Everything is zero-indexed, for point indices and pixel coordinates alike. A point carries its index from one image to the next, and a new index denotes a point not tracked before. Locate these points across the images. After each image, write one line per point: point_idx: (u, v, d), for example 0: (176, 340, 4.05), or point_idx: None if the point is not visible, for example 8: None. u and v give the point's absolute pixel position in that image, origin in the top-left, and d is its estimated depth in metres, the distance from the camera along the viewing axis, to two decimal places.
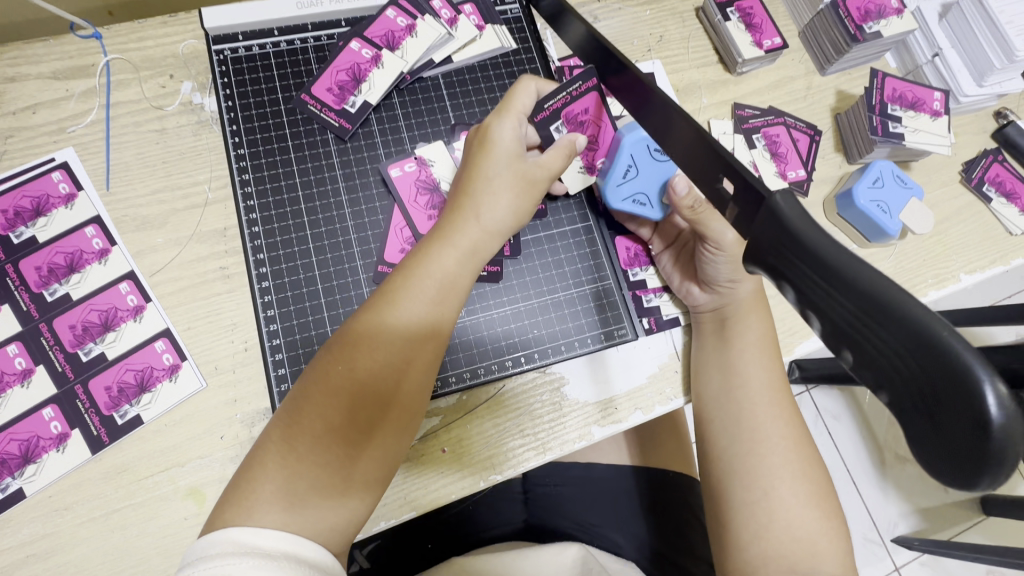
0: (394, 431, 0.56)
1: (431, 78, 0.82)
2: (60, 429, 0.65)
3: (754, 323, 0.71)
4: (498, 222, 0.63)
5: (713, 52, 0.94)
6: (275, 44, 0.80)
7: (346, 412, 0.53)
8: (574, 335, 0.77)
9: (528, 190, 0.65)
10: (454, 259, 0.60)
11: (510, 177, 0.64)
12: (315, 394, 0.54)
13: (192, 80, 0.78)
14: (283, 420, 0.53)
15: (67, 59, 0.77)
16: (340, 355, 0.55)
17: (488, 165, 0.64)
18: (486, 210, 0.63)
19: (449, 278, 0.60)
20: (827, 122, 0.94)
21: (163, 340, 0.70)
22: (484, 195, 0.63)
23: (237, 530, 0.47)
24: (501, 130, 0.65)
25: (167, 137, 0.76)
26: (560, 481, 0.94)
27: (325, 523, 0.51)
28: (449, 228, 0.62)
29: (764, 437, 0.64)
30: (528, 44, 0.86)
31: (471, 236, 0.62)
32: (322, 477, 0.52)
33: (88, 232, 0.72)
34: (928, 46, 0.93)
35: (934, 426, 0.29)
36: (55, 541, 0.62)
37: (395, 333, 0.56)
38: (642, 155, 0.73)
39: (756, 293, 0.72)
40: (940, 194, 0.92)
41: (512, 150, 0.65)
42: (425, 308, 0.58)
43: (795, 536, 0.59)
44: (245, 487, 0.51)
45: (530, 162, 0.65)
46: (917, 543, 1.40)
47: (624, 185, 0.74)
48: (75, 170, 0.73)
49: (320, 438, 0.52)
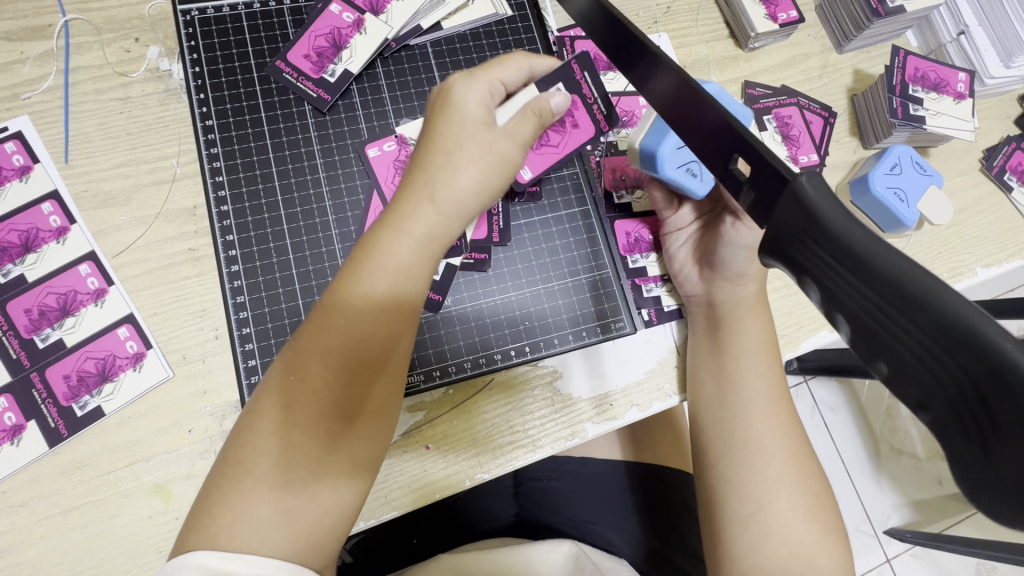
0: (371, 429, 0.51)
1: (418, 46, 0.76)
2: (14, 420, 0.61)
3: (756, 324, 0.66)
4: (457, 200, 0.55)
5: (724, 25, 0.88)
6: (247, 6, 0.74)
7: (312, 420, 0.48)
8: (566, 328, 0.73)
9: (498, 165, 0.57)
10: (409, 249, 0.52)
11: (474, 147, 0.55)
12: (276, 402, 0.49)
13: (158, 44, 0.72)
14: (244, 435, 0.49)
15: (23, 19, 0.70)
16: (297, 359, 0.50)
17: (445, 134, 0.56)
18: (442, 187, 0.54)
19: (406, 268, 0.52)
20: (842, 104, 0.88)
21: (126, 326, 0.65)
22: (442, 169, 0.54)
23: (205, 554, 0.44)
24: (463, 91, 0.58)
25: (132, 106, 0.70)
26: (553, 475, 0.91)
27: (310, 538, 0.48)
28: (400, 213, 0.53)
29: (765, 445, 0.60)
30: (525, 11, 0.80)
31: (427, 221, 0.53)
32: (298, 489, 0.48)
33: (45, 209, 0.66)
34: (953, 23, 0.88)
35: (986, 455, 0.26)
36: (10, 540, 0.58)
37: (351, 329, 0.50)
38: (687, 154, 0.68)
39: (758, 297, 0.68)
40: (959, 182, 0.87)
41: (475, 116, 0.57)
42: (382, 302, 0.51)
43: (794, 550, 0.55)
44: (212, 507, 0.47)
45: (499, 131, 0.58)
46: (909, 535, 1.36)
47: (680, 151, 0.67)
48: (30, 140, 0.67)
49: (284, 451, 0.48)
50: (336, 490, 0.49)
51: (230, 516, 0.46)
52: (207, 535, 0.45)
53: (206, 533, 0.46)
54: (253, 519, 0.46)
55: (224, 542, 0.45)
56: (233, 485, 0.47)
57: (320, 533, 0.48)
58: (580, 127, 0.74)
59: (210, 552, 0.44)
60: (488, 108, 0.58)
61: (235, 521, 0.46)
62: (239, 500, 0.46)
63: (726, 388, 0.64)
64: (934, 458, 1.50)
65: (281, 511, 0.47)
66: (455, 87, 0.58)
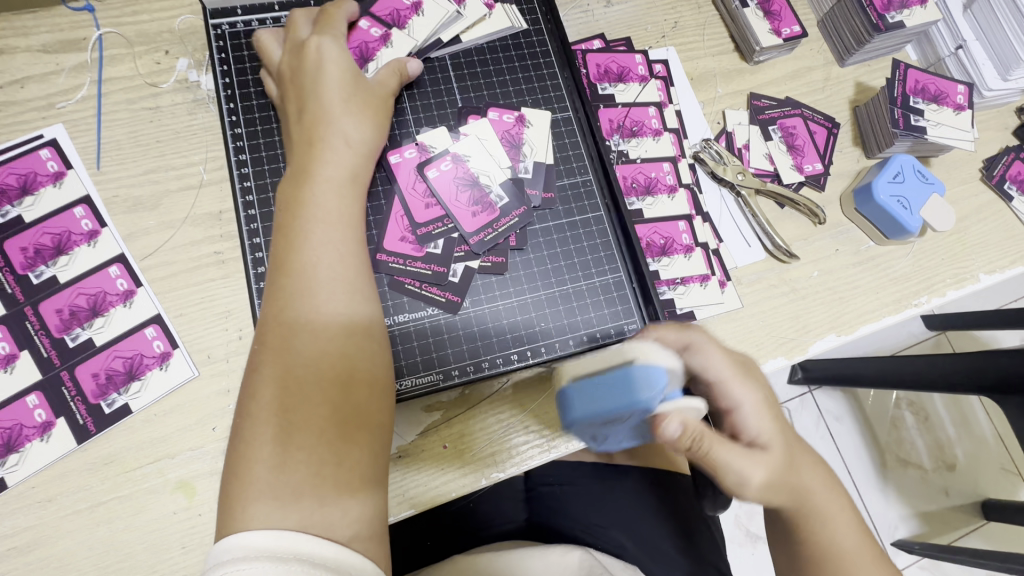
0: (362, 377, 0.54)
1: (438, 59, 0.79)
2: (45, 417, 0.63)
3: (750, 389, 0.59)
4: (359, 140, 0.64)
5: (729, 40, 0.91)
6: (275, 20, 0.76)
7: (309, 384, 0.51)
8: (583, 329, 0.73)
9: (379, 110, 0.68)
10: (333, 197, 0.59)
11: (355, 100, 0.66)
12: (272, 382, 0.51)
13: (188, 57, 0.75)
14: (247, 420, 0.50)
15: (59, 32, 0.73)
16: (278, 334, 0.53)
17: (322, 94, 0.64)
18: (348, 133, 0.64)
19: (334, 211, 0.59)
20: (845, 115, 0.91)
21: (153, 326, 0.67)
22: (339, 121, 0.64)
23: (250, 535, 0.44)
24: (323, 52, 0.66)
25: (162, 115, 0.73)
26: (566, 480, 0.92)
27: (341, 518, 0.47)
28: (308, 165, 0.61)
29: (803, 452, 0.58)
30: (540, 25, 0.83)
31: (338, 161, 0.62)
32: (312, 447, 0.49)
33: (77, 213, 0.68)
34: (951, 38, 0.91)
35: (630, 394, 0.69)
36: (38, 534, 0.60)
37: (315, 285, 0.55)
38: (596, 425, 0.60)
39: (740, 363, 0.61)
40: (960, 191, 0.89)
41: (337, 71, 0.66)
42: (326, 245, 0.56)
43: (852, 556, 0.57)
44: (237, 495, 0.47)
45: (370, 83, 0.69)
46: (918, 548, 1.36)
47: (610, 437, 0.65)
48: (64, 147, 0.70)
49: (291, 418, 0.49)
50: (354, 472, 0.50)
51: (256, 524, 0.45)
52: (237, 515, 0.46)
53: (237, 517, 0.46)
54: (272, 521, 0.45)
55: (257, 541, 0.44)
56: (247, 467, 0.48)
57: (352, 476, 0.49)
58: (473, 219, 0.73)
59: (252, 530, 0.45)
60: (347, 67, 0.67)
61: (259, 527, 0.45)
62: (258, 475, 0.47)
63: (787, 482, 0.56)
64: (940, 469, 1.51)
65: (298, 510, 0.46)
66: (319, 45, 0.67)
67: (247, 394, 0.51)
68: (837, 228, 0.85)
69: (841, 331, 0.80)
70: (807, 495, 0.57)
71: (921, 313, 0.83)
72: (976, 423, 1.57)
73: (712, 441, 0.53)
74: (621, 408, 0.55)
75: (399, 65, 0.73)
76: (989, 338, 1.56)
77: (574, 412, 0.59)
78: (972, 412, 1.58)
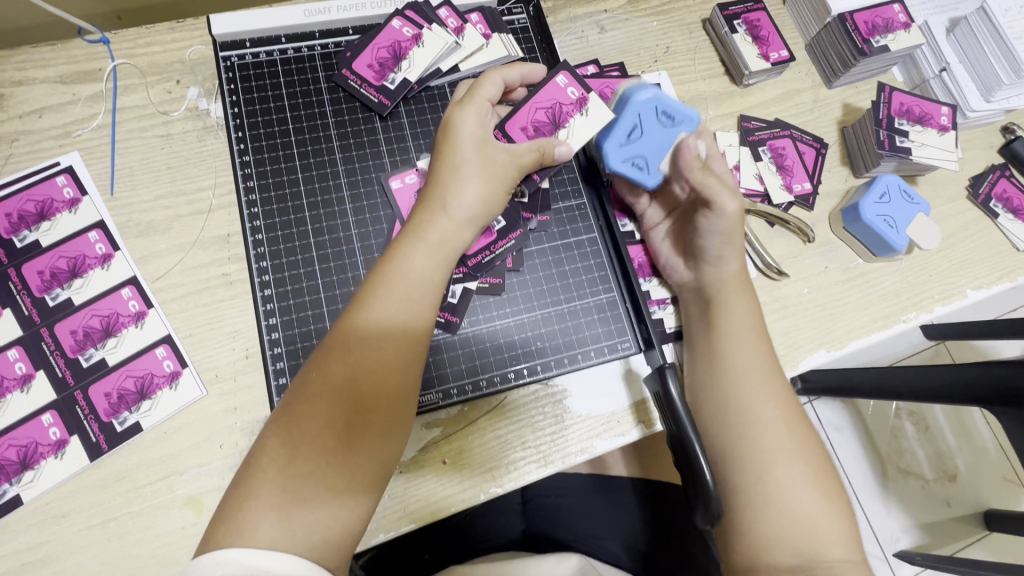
0: (388, 426, 0.56)
1: (438, 87, 0.82)
2: (59, 435, 0.65)
3: (742, 303, 0.70)
4: (468, 210, 0.63)
5: (720, 64, 0.94)
6: (281, 51, 0.80)
7: (330, 413, 0.53)
8: (577, 348, 0.76)
9: (499, 177, 0.65)
10: (421, 253, 0.60)
11: (477, 165, 0.64)
12: (301, 400, 0.54)
13: (198, 86, 0.78)
14: (277, 418, 0.55)
15: (75, 64, 0.77)
16: (324, 357, 0.55)
17: (454, 153, 0.65)
18: (453, 200, 0.63)
19: (421, 272, 0.60)
20: (833, 135, 0.94)
21: (164, 346, 0.69)
22: (452, 187, 0.63)
23: (228, 552, 0.47)
24: (461, 116, 0.66)
25: (173, 143, 0.76)
26: (560, 491, 0.96)
27: (320, 533, 0.50)
28: (418, 223, 0.62)
29: (758, 421, 0.63)
30: (535, 54, 0.86)
31: (442, 229, 0.62)
32: (315, 481, 0.51)
33: (91, 237, 0.71)
34: (935, 60, 0.94)
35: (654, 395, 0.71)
36: (51, 549, 0.62)
37: (372, 333, 0.56)
38: (649, 117, 0.72)
39: (741, 275, 0.71)
40: (947, 209, 0.91)
41: (475, 136, 0.65)
42: (402, 300, 0.58)
43: (797, 519, 0.58)
44: (240, 499, 0.51)
45: (497, 147, 0.66)
46: (918, 557, 1.36)
47: (626, 147, 0.73)
48: (80, 174, 0.73)
49: (309, 444, 0.52)
50: (350, 490, 0.53)
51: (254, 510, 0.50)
52: (234, 526, 0.49)
53: (234, 525, 0.49)
54: (270, 510, 0.50)
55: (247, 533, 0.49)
56: (258, 478, 0.51)
57: (337, 525, 0.52)
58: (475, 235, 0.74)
59: (233, 545, 0.48)
60: (484, 129, 0.67)
61: (258, 514, 0.49)
62: (262, 490, 0.51)
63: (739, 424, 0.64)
64: (940, 479, 1.52)
65: (289, 510, 0.50)
66: (456, 110, 0.66)
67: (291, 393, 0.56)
68: (826, 246, 0.87)
69: (832, 347, 0.82)
70: (751, 425, 0.63)
71: (911, 328, 0.85)
72: (975, 433, 1.58)
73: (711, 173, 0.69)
74: (684, 114, 0.72)
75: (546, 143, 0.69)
76: (987, 348, 1.57)
77: (650, 92, 0.72)
78: (972, 422, 1.58)
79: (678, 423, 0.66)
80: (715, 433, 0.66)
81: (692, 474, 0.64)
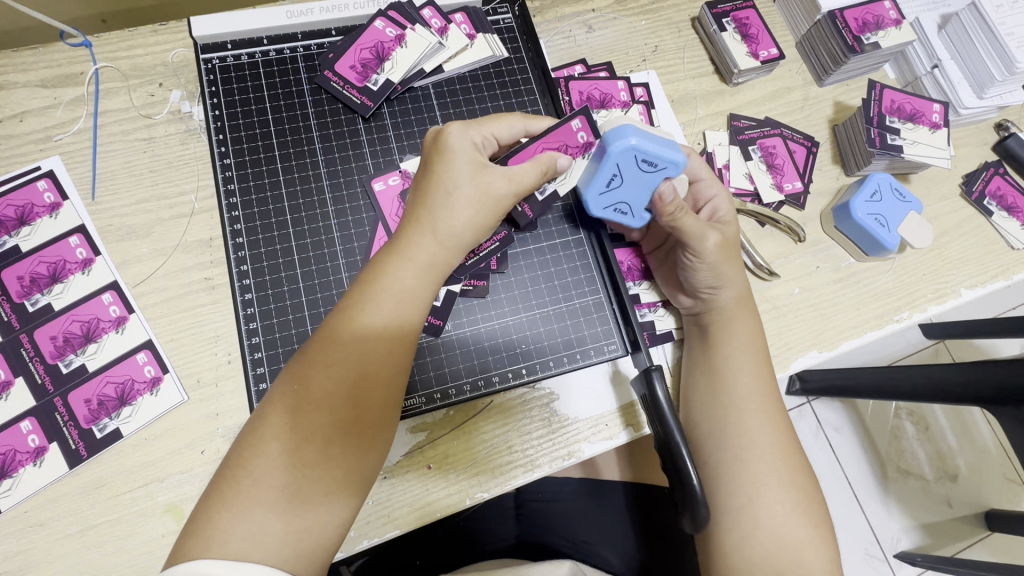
0: (368, 440, 0.55)
1: (421, 88, 0.81)
2: (38, 442, 0.64)
3: (745, 326, 0.71)
4: (457, 235, 0.60)
5: (709, 62, 0.93)
6: (263, 53, 0.79)
7: (311, 427, 0.53)
8: (563, 351, 0.75)
9: (492, 206, 0.62)
10: (410, 274, 0.58)
11: (472, 192, 0.61)
12: (279, 411, 0.53)
13: (181, 89, 0.78)
14: (258, 422, 0.54)
15: (56, 68, 0.76)
16: (305, 370, 0.54)
17: (449, 176, 0.61)
18: (442, 222, 0.60)
19: (408, 291, 0.58)
20: (824, 134, 0.93)
21: (145, 352, 0.68)
22: (442, 209, 0.60)
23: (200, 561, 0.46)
24: (456, 137, 0.62)
25: (155, 146, 0.75)
26: (554, 496, 0.94)
27: (297, 544, 0.50)
28: (402, 240, 0.60)
29: (753, 441, 0.66)
30: (521, 54, 0.86)
31: (428, 249, 0.60)
32: (290, 494, 0.51)
33: (72, 242, 0.71)
34: (927, 57, 0.93)
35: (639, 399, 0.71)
36: (30, 557, 0.61)
37: (355, 349, 0.55)
38: (629, 165, 0.67)
39: (744, 299, 0.72)
40: (940, 207, 0.90)
41: (471, 159, 0.62)
42: (389, 318, 0.57)
43: (781, 543, 0.62)
44: (212, 509, 0.50)
45: (494, 174, 0.62)
46: (921, 559, 1.34)
47: (606, 194, 0.70)
48: (61, 178, 0.72)
49: (288, 456, 0.52)
50: (327, 501, 0.52)
51: (229, 521, 0.49)
52: (204, 538, 0.48)
53: (206, 535, 0.49)
54: (249, 521, 0.49)
55: (220, 543, 0.48)
56: (234, 490, 0.50)
57: (310, 538, 0.51)
58: None
59: (202, 557, 0.47)
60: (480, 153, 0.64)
61: (235, 523, 0.49)
62: (236, 502, 0.50)
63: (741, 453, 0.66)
64: (940, 478, 1.50)
65: (264, 523, 0.49)
66: (456, 131, 0.63)
67: (273, 396, 0.55)
68: (818, 246, 0.86)
69: (824, 347, 0.81)
70: (747, 452, 0.66)
71: (904, 328, 0.84)
72: (976, 432, 1.56)
73: (685, 215, 0.66)
74: (668, 159, 0.66)
75: (549, 157, 0.66)
76: (987, 347, 1.56)
77: (629, 138, 0.65)
78: (972, 422, 1.57)
79: (665, 425, 0.65)
80: (718, 457, 0.67)
81: (679, 477, 0.62)
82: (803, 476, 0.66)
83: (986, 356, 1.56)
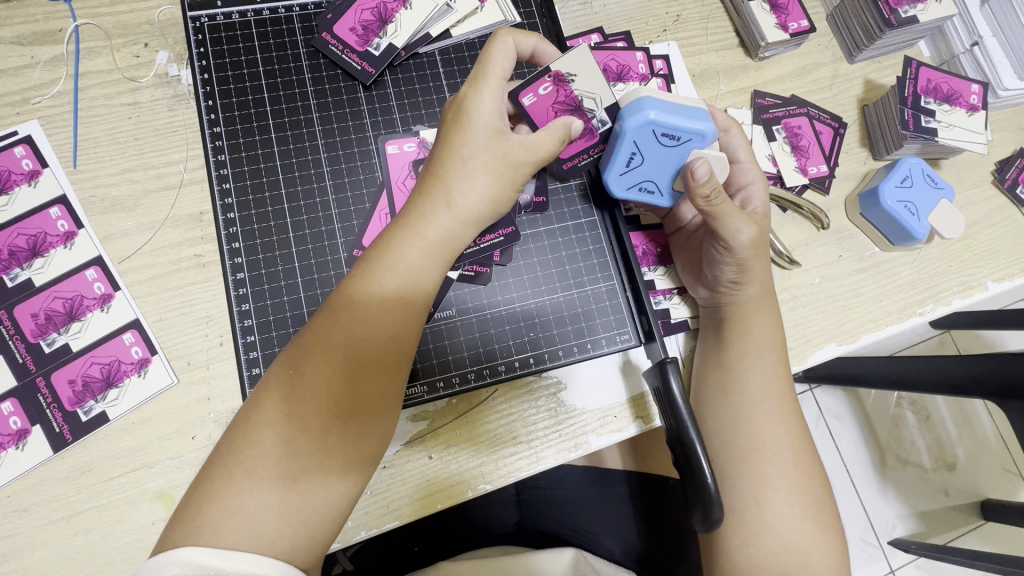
0: (368, 429, 0.51)
1: (426, 55, 0.76)
2: (20, 425, 0.61)
3: (763, 324, 0.68)
4: (474, 210, 0.55)
5: (734, 34, 0.87)
6: (256, 12, 0.74)
7: (307, 418, 0.49)
8: (572, 340, 0.72)
9: (511, 175, 0.55)
10: (423, 253, 0.54)
11: (488, 158, 0.55)
12: (277, 397, 0.50)
13: (168, 50, 0.72)
14: (251, 409, 0.50)
15: (34, 24, 0.70)
16: (304, 356, 0.51)
17: (463, 143, 0.55)
18: (459, 195, 0.54)
19: (416, 271, 0.54)
20: (853, 114, 0.87)
21: (132, 332, 0.65)
22: (457, 178, 0.54)
23: (189, 550, 0.44)
24: (478, 99, 0.55)
25: (141, 112, 0.70)
26: (554, 484, 0.92)
27: (292, 538, 0.47)
28: (416, 216, 0.55)
29: (763, 445, 0.63)
30: (534, 19, 0.80)
31: (443, 226, 0.54)
32: (285, 484, 0.48)
33: (52, 214, 0.66)
34: (967, 33, 0.87)
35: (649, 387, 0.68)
36: (14, 544, 0.58)
37: (359, 335, 0.51)
38: (647, 141, 0.62)
39: (766, 294, 0.68)
40: (970, 195, 0.86)
41: (488, 122, 0.55)
42: (395, 301, 0.53)
43: (787, 546, 0.60)
44: (200, 499, 0.47)
45: (512, 138, 0.56)
46: (914, 547, 1.33)
47: (628, 174, 0.66)
48: (39, 144, 0.67)
49: (285, 445, 0.48)
50: (325, 496, 0.49)
51: (219, 514, 0.46)
52: (194, 529, 0.45)
53: (195, 526, 0.46)
54: (242, 514, 0.46)
55: (208, 536, 0.45)
56: (222, 480, 0.47)
57: (307, 532, 0.48)
58: None
59: (193, 546, 0.44)
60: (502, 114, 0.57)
61: (223, 515, 0.46)
62: (227, 493, 0.47)
63: (751, 458, 0.63)
64: (939, 468, 1.49)
65: (257, 514, 0.46)
66: (475, 91, 0.56)
67: (269, 382, 0.51)
68: (841, 234, 0.82)
69: (843, 341, 0.77)
70: (759, 456, 0.63)
71: (926, 321, 0.80)
72: (978, 423, 1.54)
73: (721, 203, 0.60)
74: (691, 130, 0.60)
75: (563, 121, 0.58)
76: (995, 338, 1.53)
77: (646, 112, 0.60)
78: (976, 414, 1.55)
79: (679, 420, 0.61)
80: (730, 458, 0.64)
81: (692, 474, 0.59)
82: (816, 479, 0.64)
83: (993, 348, 1.54)
